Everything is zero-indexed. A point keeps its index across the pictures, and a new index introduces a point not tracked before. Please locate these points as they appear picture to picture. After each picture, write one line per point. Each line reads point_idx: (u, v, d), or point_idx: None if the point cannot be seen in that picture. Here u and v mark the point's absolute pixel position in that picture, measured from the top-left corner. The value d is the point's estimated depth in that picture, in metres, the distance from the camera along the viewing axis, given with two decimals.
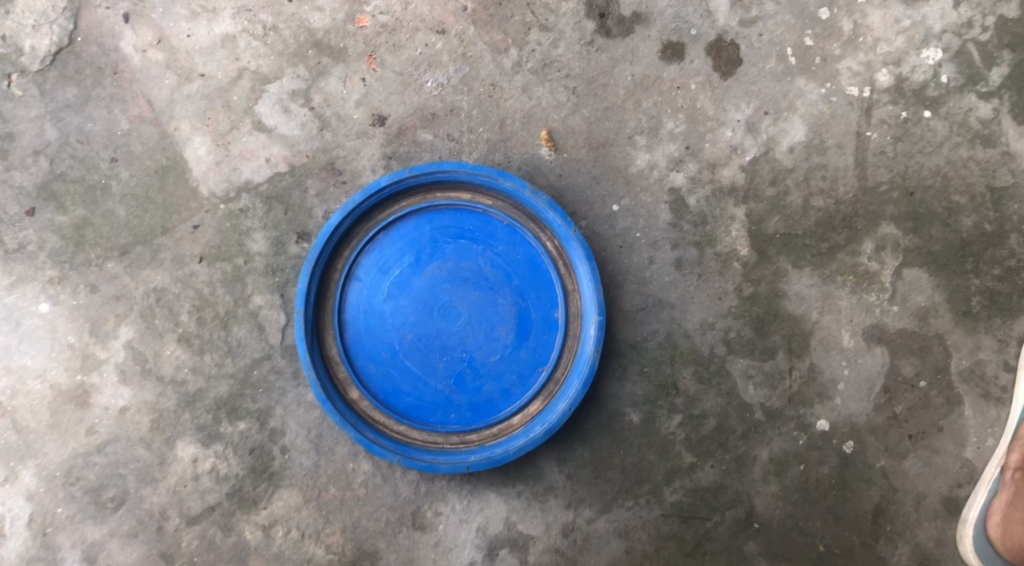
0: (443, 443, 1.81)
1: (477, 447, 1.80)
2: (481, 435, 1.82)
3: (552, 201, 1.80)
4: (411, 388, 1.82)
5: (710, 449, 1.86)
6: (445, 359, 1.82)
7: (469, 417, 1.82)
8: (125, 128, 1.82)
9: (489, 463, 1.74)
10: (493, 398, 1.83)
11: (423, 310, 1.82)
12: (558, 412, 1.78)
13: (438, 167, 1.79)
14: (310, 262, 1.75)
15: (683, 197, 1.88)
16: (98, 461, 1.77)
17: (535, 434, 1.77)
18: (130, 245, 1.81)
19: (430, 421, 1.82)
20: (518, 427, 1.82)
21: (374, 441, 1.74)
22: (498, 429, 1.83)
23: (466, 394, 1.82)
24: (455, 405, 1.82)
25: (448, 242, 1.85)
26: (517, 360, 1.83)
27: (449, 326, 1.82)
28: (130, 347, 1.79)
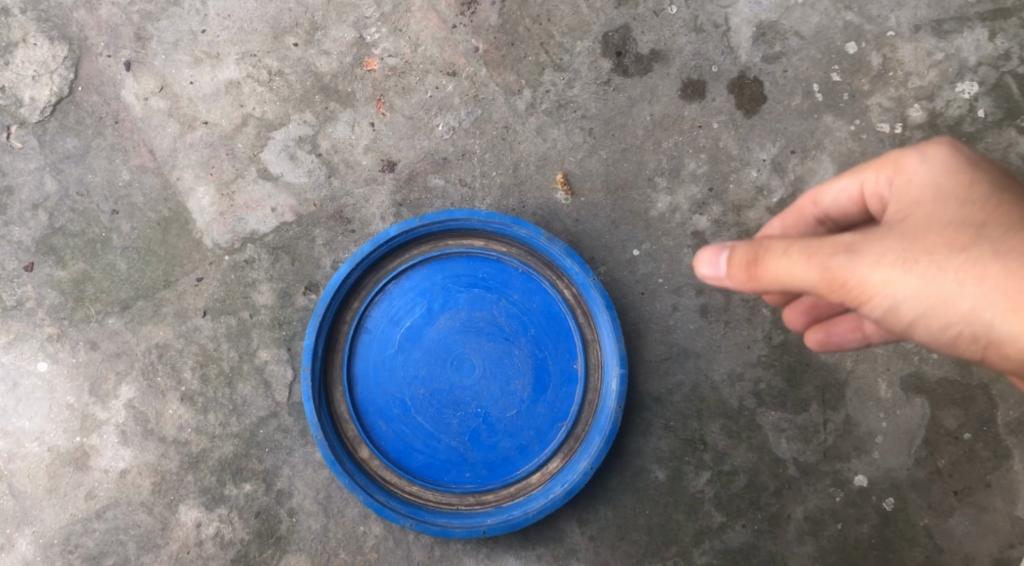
0: (458, 504, 1.71)
1: (494, 509, 1.69)
2: (498, 495, 1.72)
3: (569, 248, 1.72)
4: (423, 446, 1.72)
5: (741, 508, 1.75)
6: (459, 415, 1.73)
7: (484, 476, 1.72)
8: (126, 179, 1.76)
9: (507, 527, 1.63)
10: (510, 455, 1.73)
11: (435, 364, 1.74)
12: (579, 470, 1.68)
13: (449, 215, 1.72)
14: (317, 316, 1.68)
15: (708, 240, 1.79)
16: (96, 527, 1.68)
17: (555, 495, 1.67)
18: (132, 300, 1.74)
19: (444, 480, 1.72)
20: (536, 487, 1.72)
21: (385, 504, 1.65)
22: (516, 489, 1.73)
23: (482, 452, 1.72)
24: (470, 463, 1.72)
25: (460, 292, 1.77)
26: (535, 415, 1.74)
27: (462, 381, 1.73)
28: (131, 406, 1.72)
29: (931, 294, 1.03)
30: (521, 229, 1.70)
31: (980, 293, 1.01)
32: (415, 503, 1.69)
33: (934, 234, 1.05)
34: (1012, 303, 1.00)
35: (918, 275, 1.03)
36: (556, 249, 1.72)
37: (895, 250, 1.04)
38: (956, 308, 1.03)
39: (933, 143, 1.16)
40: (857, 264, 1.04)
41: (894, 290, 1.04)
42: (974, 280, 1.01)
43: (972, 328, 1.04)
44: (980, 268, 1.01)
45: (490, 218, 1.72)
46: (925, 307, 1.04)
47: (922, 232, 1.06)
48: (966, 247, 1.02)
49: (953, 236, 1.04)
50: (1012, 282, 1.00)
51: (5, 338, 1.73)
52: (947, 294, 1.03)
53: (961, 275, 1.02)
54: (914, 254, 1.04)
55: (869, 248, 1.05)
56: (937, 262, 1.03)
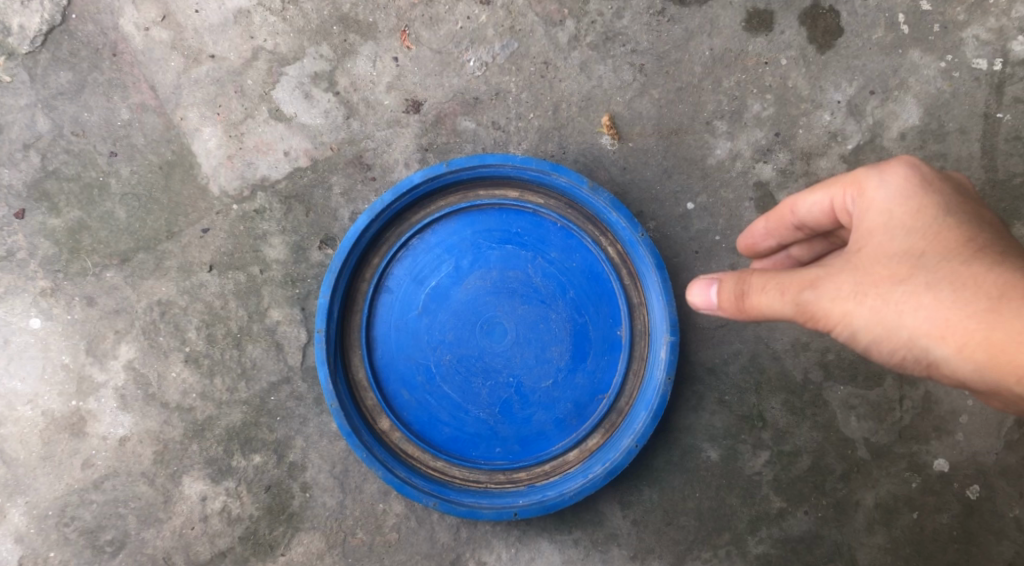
0: (487, 483, 1.54)
1: (527, 488, 1.53)
2: (531, 473, 1.55)
3: (616, 199, 1.52)
4: (449, 418, 1.56)
5: (804, 493, 1.56)
6: (489, 385, 1.55)
7: (516, 452, 1.55)
8: (126, 119, 1.59)
9: (541, 509, 1.47)
10: (545, 430, 1.56)
11: (463, 329, 1.56)
12: (623, 448, 1.50)
13: (480, 160, 1.52)
14: (332, 272, 1.50)
15: (772, 192, 1.60)
16: (94, 499, 1.54)
17: (595, 474, 1.49)
18: (132, 252, 1.59)
19: (472, 456, 1.56)
20: (574, 465, 1.55)
21: (406, 481, 1.49)
22: (551, 467, 1.56)
23: (514, 425, 1.55)
24: (500, 438, 1.55)
25: (490, 249, 1.58)
26: (573, 386, 1.56)
27: (492, 348, 1.55)
28: (131, 368, 1.57)
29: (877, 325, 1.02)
30: (561, 176, 1.50)
31: (919, 322, 0.99)
32: (439, 480, 1.53)
33: (879, 264, 1.04)
34: (947, 329, 0.98)
35: (869, 306, 1.02)
36: (601, 201, 1.52)
37: (847, 284, 1.04)
38: (900, 337, 1.01)
39: (896, 161, 1.10)
40: (819, 298, 1.05)
41: (847, 320, 1.03)
42: (912, 309, 1.00)
43: (919, 358, 1.02)
44: (920, 296, 1.00)
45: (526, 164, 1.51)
46: (873, 336, 1.03)
47: (871, 262, 1.04)
48: (908, 277, 1.01)
49: (898, 267, 1.02)
50: (950, 309, 0.98)
51: None
52: (891, 321, 1.02)
53: (902, 305, 1.00)
54: (864, 287, 1.03)
55: (828, 282, 1.05)
56: (882, 293, 1.02)
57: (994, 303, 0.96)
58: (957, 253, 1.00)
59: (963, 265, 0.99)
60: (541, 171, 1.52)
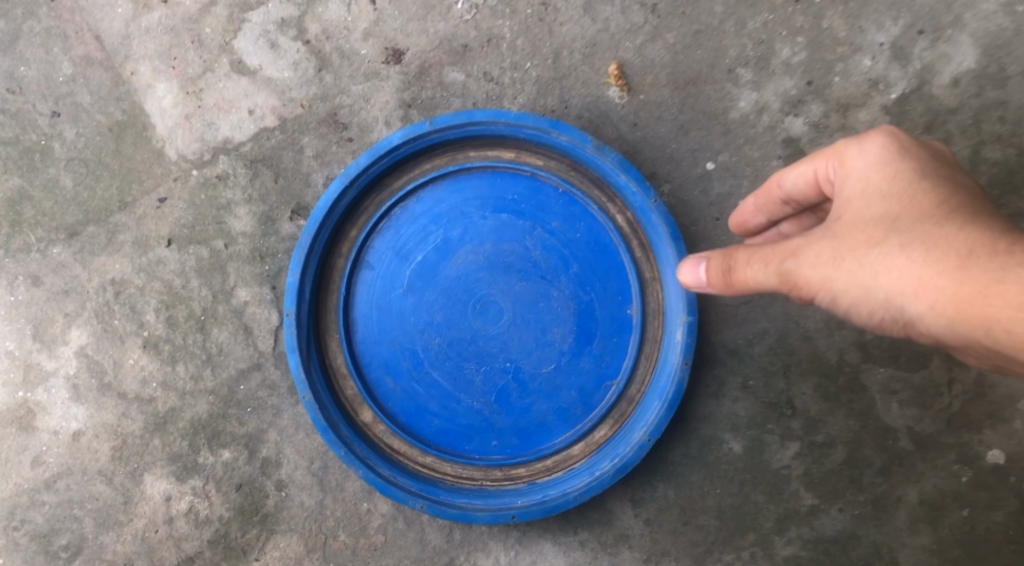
0: (482, 480, 1.38)
1: (527, 486, 1.36)
2: (531, 469, 1.39)
3: (624, 159, 1.32)
4: (439, 408, 1.39)
5: (838, 488, 1.39)
6: (483, 371, 1.38)
7: (514, 446, 1.38)
8: (68, 73, 1.41)
9: (541, 512, 1.31)
10: (547, 421, 1.38)
11: (451, 308, 1.38)
12: (633, 443, 1.33)
13: (467, 116, 1.33)
14: (302, 248, 1.33)
15: (804, 150, 1.40)
16: (46, 500, 1.39)
17: (602, 473, 1.32)
18: (81, 225, 1.41)
19: (465, 451, 1.39)
20: (579, 460, 1.38)
21: (391, 480, 1.34)
22: (553, 462, 1.39)
23: (511, 416, 1.38)
24: (495, 430, 1.38)
25: (481, 218, 1.39)
26: (578, 372, 1.38)
27: (485, 330, 1.38)
28: (84, 356, 1.41)
29: (854, 291, 0.95)
30: (561, 134, 1.31)
31: (895, 281, 0.92)
32: (428, 478, 1.37)
33: (856, 230, 0.97)
34: (919, 286, 0.90)
35: (847, 271, 0.95)
36: (607, 162, 1.33)
37: (825, 249, 0.97)
38: (876, 300, 0.94)
39: (875, 131, 1.05)
40: (800, 266, 0.98)
41: (826, 287, 0.97)
42: (886, 271, 0.92)
43: (897, 320, 0.94)
44: (897, 255, 0.92)
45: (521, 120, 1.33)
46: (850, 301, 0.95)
47: (847, 229, 0.98)
48: (882, 239, 0.94)
49: (874, 230, 0.95)
50: (923, 265, 0.90)
51: None
52: (867, 284, 0.94)
53: (878, 267, 0.93)
54: (841, 251, 0.96)
55: (808, 249, 0.99)
56: (858, 256, 0.95)
57: (965, 257, 0.88)
58: (934, 213, 0.93)
59: (938, 225, 0.92)
60: (538, 128, 1.33)
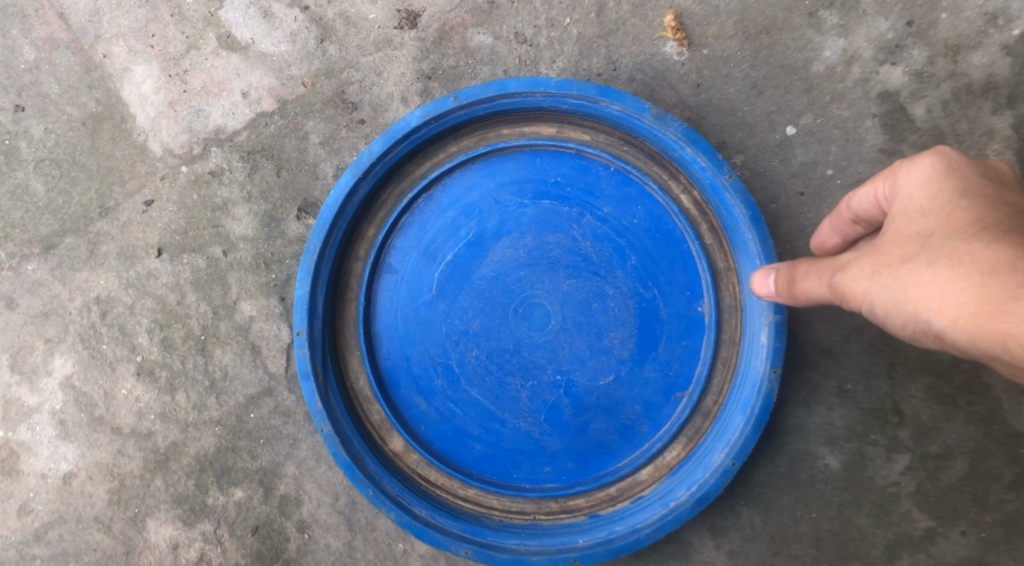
0: (534, 515, 1.14)
1: (589, 521, 1.12)
2: (592, 501, 1.14)
3: (690, 128, 1.08)
4: (479, 432, 1.16)
5: (959, 508, 1.16)
6: (529, 386, 1.15)
7: (571, 472, 1.15)
8: (31, 60, 1.22)
9: (607, 555, 1.07)
10: (607, 442, 1.15)
11: (488, 313, 1.16)
12: (714, 467, 1.07)
13: (499, 86, 1.11)
14: (310, 255, 1.13)
15: (905, 105, 1.16)
16: (37, 553, 1.21)
17: (678, 504, 1.08)
18: (58, 237, 1.22)
19: (513, 480, 1.16)
20: (649, 487, 1.12)
21: (428, 521, 1.12)
22: (618, 491, 1.14)
23: (566, 438, 1.15)
24: (547, 456, 1.15)
25: (519, 206, 1.17)
26: (641, 384, 1.14)
27: (530, 338, 1.15)
28: (69, 387, 1.22)
29: (886, 308, 0.78)
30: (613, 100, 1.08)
31: (922, 297, 0.74)
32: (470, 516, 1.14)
33: (891, 246, 0.80)
34: (941, 302, 0.73)
35: (880, 286, 0.78)
36: (669, 132, 1.08)
37: (864, 262, 0.81)
38: (904, 320, 0.77)
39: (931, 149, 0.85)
40: (840, 281, 0.83)
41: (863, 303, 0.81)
42: (911, 286, 0.76)
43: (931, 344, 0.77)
44: (924, 267, 0.75)
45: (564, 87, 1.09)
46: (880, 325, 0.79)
47: (881, 246, 0.81)
48: (910, 257, 0.77)
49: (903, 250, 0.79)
50: (949, 280, 0.73)
51: None
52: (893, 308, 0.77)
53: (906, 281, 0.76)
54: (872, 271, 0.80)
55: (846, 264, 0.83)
56: (891, 268, 0.78)
57: (989, 273, 0.70)
58: (972, 230, 0.74)
59: (969, 242, 0.73)
60: (583, 95, 1.10)
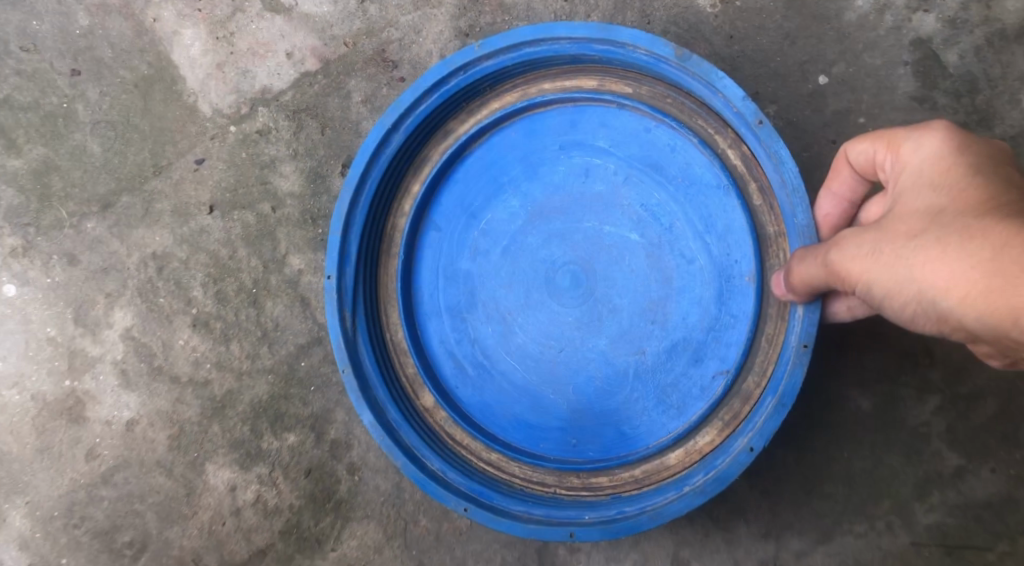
0: (554, 488, 1.05)
1: (607, 498, 1.01)
2: (615, 480, 1.04)
3: (713, 67, 0.96)
4: (512, 399, 1.09)
5: (989, 446, 1.20)
6: (563, 355, 1.08)
7: (601, 447, 1.06)
8: (85, 26, 1.27)
9: (608, 533, 0.95)
10: (638, 418, 1.05)
11: (525, 275, 1.09)
12: (735, 452, 0.95)
13: (520, 33, 1.01)
14: (349, 188, 1.06)
15: (937, 52, 1.18)
16: (105, 495, 1.28)
17: (692, 489, 0.95)
18: (114, 195, 1.27)
19: (539, 451, 1.08)
20: (672, 474, 1.01)
21: (436, 475, 1.03)
22: (642, 473, 1.03)
23: (600, 410, 1.06)
24: (577, 433, 1.06)
25: (561, 164, 1.10)
26: (679, 354, 1.04)
27: (563, 302, 1.08)
28: (130, 339, 1.28)
29: (890, 286, 0.76)
30: (632, 42, 0.98)
31: (929, 276, 0.72)
32: (486, 480, 1.05)
33: (900, 221, 0.78)
34: (948, 280, 0.71)
35: (884, 265, 0.76)
36: (696, 75, 0.97)
37: (866, 238, 0.79)
38: (908, 296, 0.75)
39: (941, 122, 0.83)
40: (841, 259, 0.81)
41: (865, 284, 0.79)
42: (917, 264, 0.73)
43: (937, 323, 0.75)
44: (931, 245, 0.73)
45: (582, 32, 0.99)
46: (886, 303, 0.77)
47: (889, 221, 0.79)
48: (919, 232, 0.75)
49: (913, 223, 0.76)
50: (956, 257, 0.71)
51: None
52: (900, 284, 0.75)
53: (911, 258, 0.74)
54: (879, 245, 0.77)
55: (848, 239, 0.81)
56: (898, 246, 0.76)
57: (1001, 249, 0.68)
58: (982, 207, 0.72)
59: (981, 218, 0.71)
60: (608, 39, 1.00)
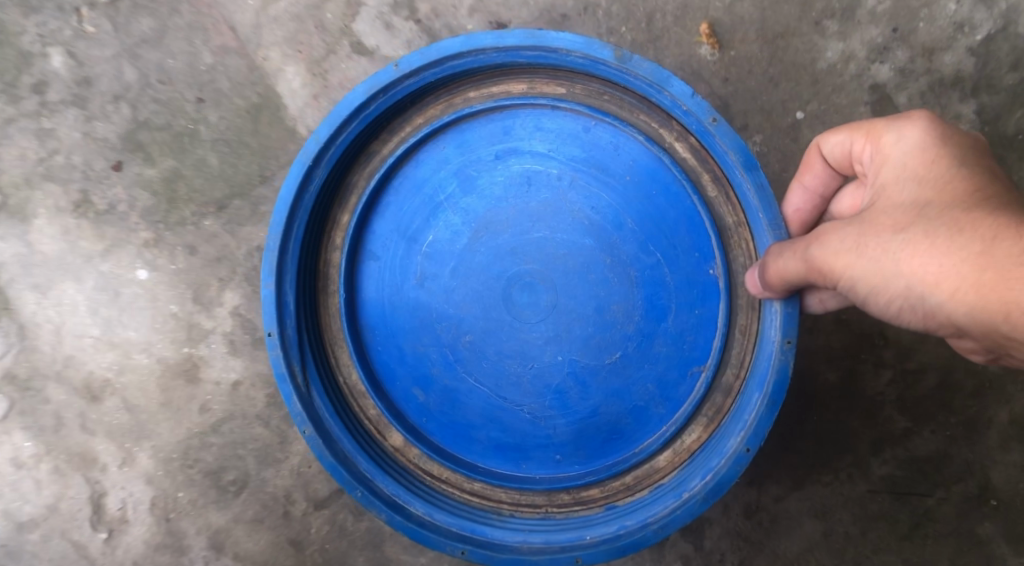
0: (546, 509, 1.27)
1: (603, 512, 1.24)
2: (611, 489, 1.27)
3: (660, 68, 1.15)
4: (482, 421, 1.29)
5: (931, 412, 1.50)
6: (529, 372, 1.27)
7: (586, 458, 1.28)
8: (209, 62, 1.56)
9: (611, 551, 1.18)
10: (621, 425, 1.27)
11: (479, 300, 1.26)
12: (725, 452, 1.18)
13: (441, 48, 1.18)
14: (271, 251, 1.21)
15: (890, 95, 1.48)
16: (214, 441, 1.59)
17: (692, 495, 1.18)
18: (227, 199, 1.57)
19: (524, 472, 1.28)
20: (668, 474, 1.25)
21: (423, 521, 1.23)
22: (633, 479, 1.27)
23: (573, 418, 1.27)
24: (556, 433, 1.28)
25: (496, 178, 1.26)
26: (651, 357, 1.25)
27: (524, 318, 1.26)
28: (237, 315, 1.58)
29: (878, 271, 0.97)
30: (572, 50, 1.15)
31: (913, 271, 0.94)
32: (477, 513, 1.26)
33: (889, 215, 0.99)
34: (939, 266, 0.92)
35: (868, 258, 0.98)
36: (640, 74, 1.16)
37: (849, 235, 1.00)
38: (894, 280, 0.96)
39: (913, 119, 1.06)
40: (824, 252, 1.02)
41: (850, 277, 1.00)
42: (911, 253, 0.94)
43: (912, 305, 0.97)
44: (913, 245, 0.94)
45: (509, 40, 1.16)
46: (871, 287, 0.98)
47: (877, 215, 1.00)
48: (908, 225, 0.96)
49: (901, 217, 0.98)
50: (946, 250, 0.92)
51: (99, 245, 1.56)
52: (889, 271, 0.96)
53: (899, 253, 0.95)
54: (866, 237, 0.98)
55: (834, 232, 1.02)
56: (883, 243, 0.97)
57: (988, 243, 0.90)
58: (961, 203, 0.94)
59: (963, 213, 0.93)
60: (538, 45, 1.16)
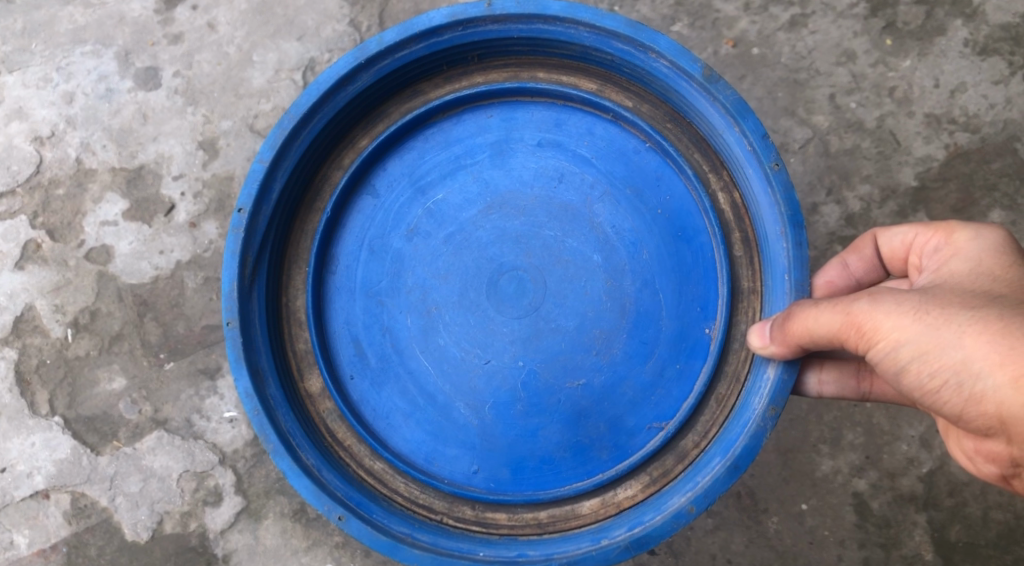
0: (442, 516, 1.60)
1: (503, 539, 1.55)
2: (522, 522, 1.59)
3: (742, 102, 1.53)
4: (424, 405, 1.62)
5: None
6: (496, 375, 1.61)
7: (502, 482, 1.59)
8: None
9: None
10: (558, 457, 1.59)
11: (466, 270, 1.64)
12: (664, 510, 1.50)
13: (539, 7, 1.58)
14: (283, 130, 1.59)
15: (866, 500, 2.14)
16: None
17: (612, 543, 1.49)
18: None
19: (438, 473, 1.60)
20: (588, 523, 1.57)
21: (310, 470, 1.55)
22: (546, 518, 1.59)
23: (520, 433, 1.60)
24: (483, 437, 1.61)
25: (530, 164, 1.67)
26: (619, 392, 1.59)
27: (502, 302, 1.61)
28: None
29: (933, 337, 1.30)
30: (666, 52, 1.55)
31: (972, 346, 1.26)
32: (365, 491, 1.60)
33: (961, 297, 1.33)
34: (997, 347, 1.24)
35: (922, 323, 1.31)
36: (724, 97, 1.54)
37: (909, 301, 1.33)
38: (947, 347, 1.28)
39: (987, 229, 1.47)
40: (872, 310, 1.36)
41: (896, 335, 1.33)
42: (972, 329, 1.27)
43: (959, 373, 1.29)
44: (976, 325, 1.27)
45: (607, 22, 1.56)
46: (921, 346, 1.31)
47: (946, 296, 1.34)
48: (975, 307, 1.29)
49: (969, 301, 1.32)
50: (1003, 334, 1.24)
51: (304, 542, 2.18)
52: (948, 340, 1.28)
53: (961, 330, 1.28)
54: (927, 308, 1.32)
55: (888, 298, 1.36)
56: (943, 316, 1.30)
57: None
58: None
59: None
60: (633, 36, 1.56)
